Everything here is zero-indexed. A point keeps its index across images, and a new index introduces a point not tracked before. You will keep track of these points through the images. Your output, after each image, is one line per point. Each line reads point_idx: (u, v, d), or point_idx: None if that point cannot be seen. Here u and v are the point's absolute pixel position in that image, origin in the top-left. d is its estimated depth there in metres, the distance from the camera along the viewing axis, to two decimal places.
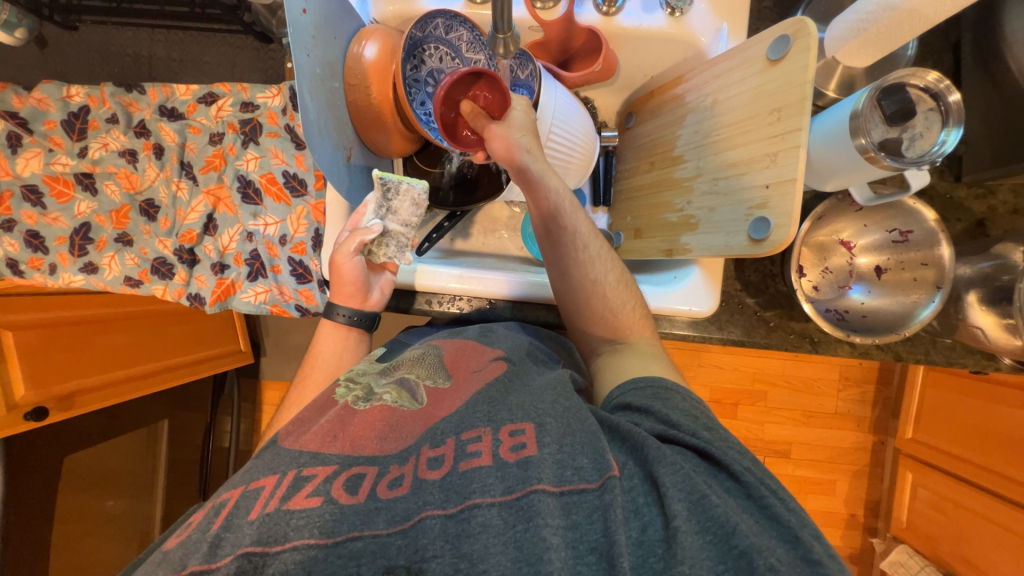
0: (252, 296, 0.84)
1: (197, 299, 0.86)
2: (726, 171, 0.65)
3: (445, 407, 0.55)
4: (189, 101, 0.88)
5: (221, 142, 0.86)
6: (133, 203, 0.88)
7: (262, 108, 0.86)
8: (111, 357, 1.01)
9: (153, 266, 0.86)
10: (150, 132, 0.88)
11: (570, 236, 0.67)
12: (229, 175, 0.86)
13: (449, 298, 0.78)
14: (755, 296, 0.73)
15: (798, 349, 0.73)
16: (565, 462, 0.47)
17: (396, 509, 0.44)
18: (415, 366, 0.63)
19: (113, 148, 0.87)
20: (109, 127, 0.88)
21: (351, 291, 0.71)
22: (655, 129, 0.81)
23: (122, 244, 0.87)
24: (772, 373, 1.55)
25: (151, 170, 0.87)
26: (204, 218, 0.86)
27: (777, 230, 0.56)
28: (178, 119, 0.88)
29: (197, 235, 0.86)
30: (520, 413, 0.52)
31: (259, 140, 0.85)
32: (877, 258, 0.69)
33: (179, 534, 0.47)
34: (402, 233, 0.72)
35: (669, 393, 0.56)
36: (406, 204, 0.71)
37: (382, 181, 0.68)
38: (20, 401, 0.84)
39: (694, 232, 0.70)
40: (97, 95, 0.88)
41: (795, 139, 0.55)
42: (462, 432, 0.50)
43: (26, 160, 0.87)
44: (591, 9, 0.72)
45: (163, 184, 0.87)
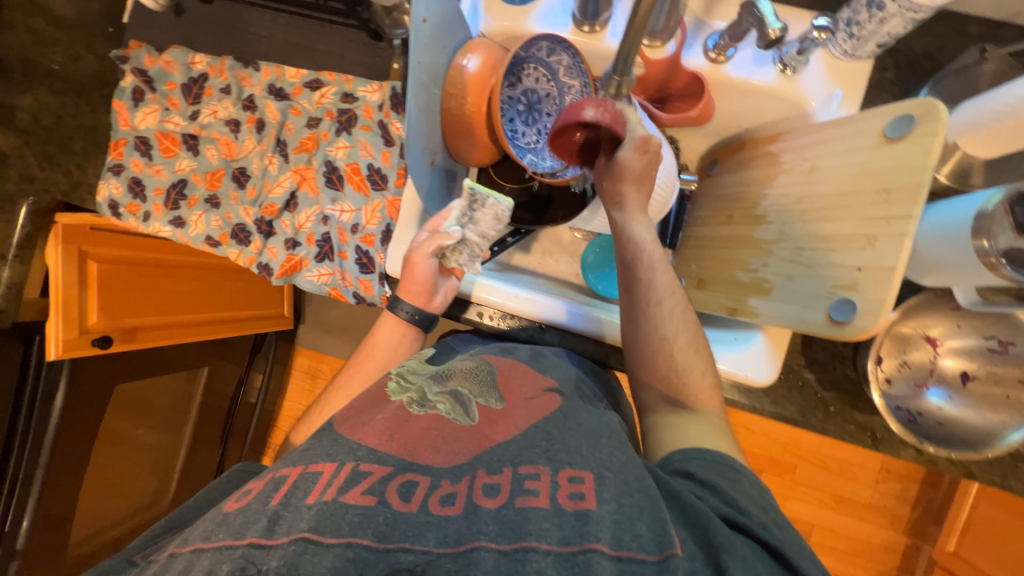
0: (316, 276, 0.79)
1: (264, 269, 0.78)
2: (815, 243, 0.62)
3: (500, 431, 0.55)
4: (295, 81, 0.81)
5: (316, 126, 0.79)
6: (226, 169, 0.80)
7: (361, 99, 0.80)
8: (173, 301, 1.16)
9: (233, 231, 0.79)
10: (255, 106, 0.81)
11: (644, 291, 0.64)
12: (317, 158, 0.79)
13: (499, 315, 0.79)
14: (818, 374, 0.68)
15: (857, 442, 0.67)
16: (624, 525, 0.45)
17: (446, 529, 0.44)
18: (468, 380, 0.64)
19: (219, 114, 0.81)
20: (221, 95, 0.83)
21: (420, 291, 0.72)
22: (739, 183, 0.78)
23: (209, 206, 0.80)
24: (806, 447, 1.46)
25: (248, 140, 0.80)
26: (286, 194, 0.80)
27: (862, 317, 0.54)
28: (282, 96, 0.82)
29: (277, 208, 0.80)
30: (578, 458, 0.52)
31: (352, 128, 0.77)
32: (966, 364, 0.63)
33: (239, 499, 0.49)
34: (478, 244, 0.72)
35: (737, 477, 0.53)
36: (487, 217, 0.71)
37: (472, 190, 0.67)
38: (92, 327, 0.96)
39: (765, 297, 0.67)
40: (210, 59, 0.81)
41: (902, 226, 0.52)
42: (520, 465, 0.50)
43: (141, 111, 0.81)
44: (700, 54, 0.70)
45: (257, 155, 0.82)
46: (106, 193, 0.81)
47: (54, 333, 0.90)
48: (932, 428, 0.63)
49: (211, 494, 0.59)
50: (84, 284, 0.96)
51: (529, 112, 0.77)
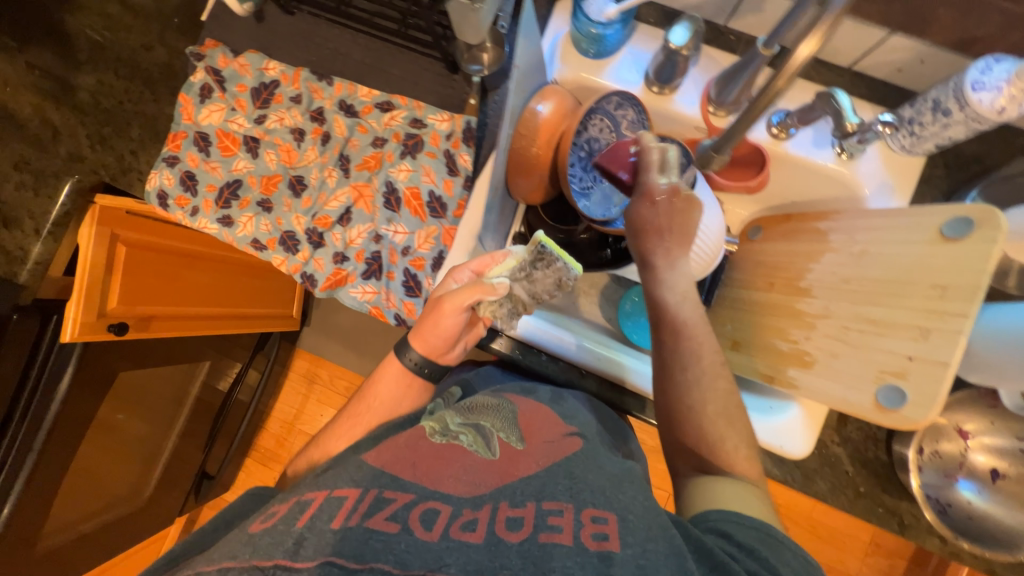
0: (360, 293, 0.75)
1: (309, 281, 0.77)
2: (862, 324, 0.63)
3: (522, 468, 0.54)
4: (366, 103, 0.77)
5: (382, 147, 0.76)
6: (284, 175, 0.79)
7: (429, 128, 0.75)
8: (192, 293, 1.14)
9: (282, 237, 0.78)
10: (324, 120, 0.77)
11: (670, 346, 0.66)
12: (379, 179, 0.76)
13: (540, 355, 0.81)
14: (850, 453, 0.69)
15: (884, 526, 0.68)
16: (647, 571, 0.42)
17: (468, 556, 0.42)
18: (491, 415, 0.64)
19: (286, 124, 0.78)
20: (291, 105, 0.78)
21: (438, 343, 0.69)
22: (782, 252, 0.80)
23: (261, 210, 0.78)
24: (799, 512, 1.46)
25: (310, 151, 0.78)
26: (342, 210, 0.77)
27: (913, 408, 0.56)
28: (352, 115, 0.77)
29: (331, 222, 0.77)
30: (602, 498, 0.50)
31: (417, 156, 0.75)
32: (997, 461, 0.65)
33: (264, 520, 0.48)
34: (522, 302, 0.69)
35: (772, 542, 0.50)
36: (545, 278, 0.67)
37: (540, 247, 0.64)
38: (110, 312, 0.94)
39: (806, 370, 0.68)
40: (285, 71, 0.79)
41: (958, 324, 0.54)
42: (543, 501, 0.49)
43: (209, 111, 0.80)
44: (762, 128, 0.73)
45: (317, 168, 0.78)
46: (156, 182, 0.80)
47: (72, 313, 0.87)
48: (962, 521, 0.65)
49: (227, 516, 0.59)
50: (111, 266, 0.94)
51: (588, 159, 0.75)
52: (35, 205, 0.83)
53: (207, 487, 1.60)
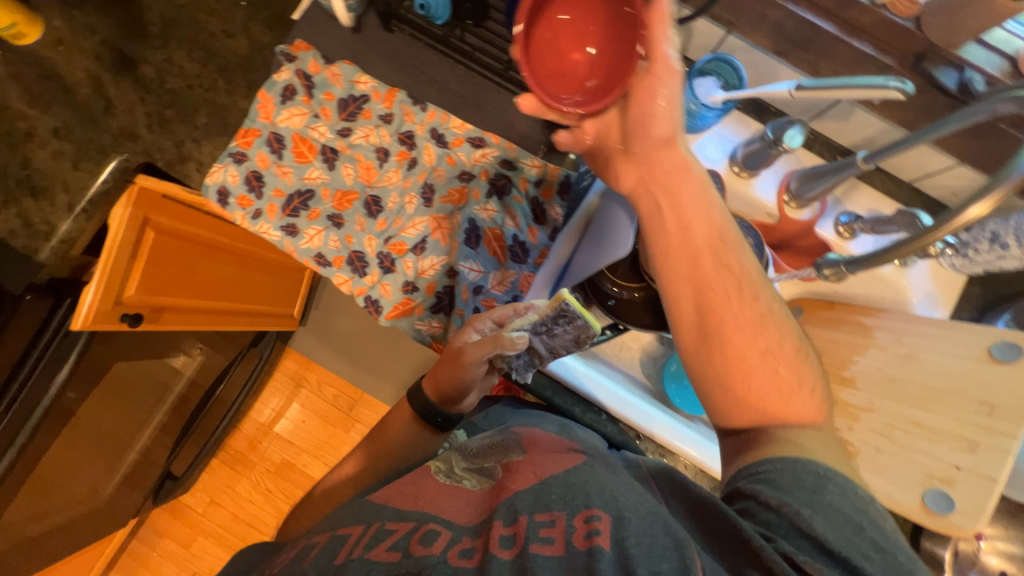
0: (426, 326, 0.76)
1: (374, 305, 0.75)
2: (909, 426, 0.68)
3: (517, 481, 0.56)
4: (457, 134, 0.76)
5: (469, 184, 0.75)
6: (360, 194, 0.76)
7: (519, 172, 0.75)
8: (208, 283, 1.07)
9: (350, 257, 0.75)
10: (414, 145, 0.76)
11: (721, 273, 0.50)
12: (462, 215, 0.75)
13: (595, 413, 0.76)
14: None
15: None
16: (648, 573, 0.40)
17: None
18: (494, 451, 0.67)
19: (372, 142, 0.76)
20: (379, 123, 0.76)
21: (449, 392, 0.68)
22: (826, 338, 0.81)
23: (331, 224, 0.75)
24: None
25: (391, 173, 0.76)
26: (418, 238, 0.75)
27: (962, 516, 0.61)
28: (442, 144, 0.76)
29: (404, 249, 0.75)
30: (599, 499, 0.48)
31: (505, 198, 0.75)
32: (1007, 564, 0.73)
33: (286, 560, 0.55)
34: (540, 356, 0.66)
35: (803, 482, 0.44)
36: (566, 334, 0.63)
37: (563, 305, 0.58)
38: (124, 300, 0.86)
39: None
40: (377, 87, 0.77)
41: (1005, 443, 0.61)
42: (536, 513, 0.49)
43: (289, 113, 0.76)
44: (830, 226, 0.78)
45: (397, 191, 0.76)
46: (218, 177, 0.74)
47: (87, 299, 0.79)
48: None
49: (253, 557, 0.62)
50: (137, 251, 0.87)
51: None
52: (72, 178, 0.76)
53: (168, 488, 1.47)
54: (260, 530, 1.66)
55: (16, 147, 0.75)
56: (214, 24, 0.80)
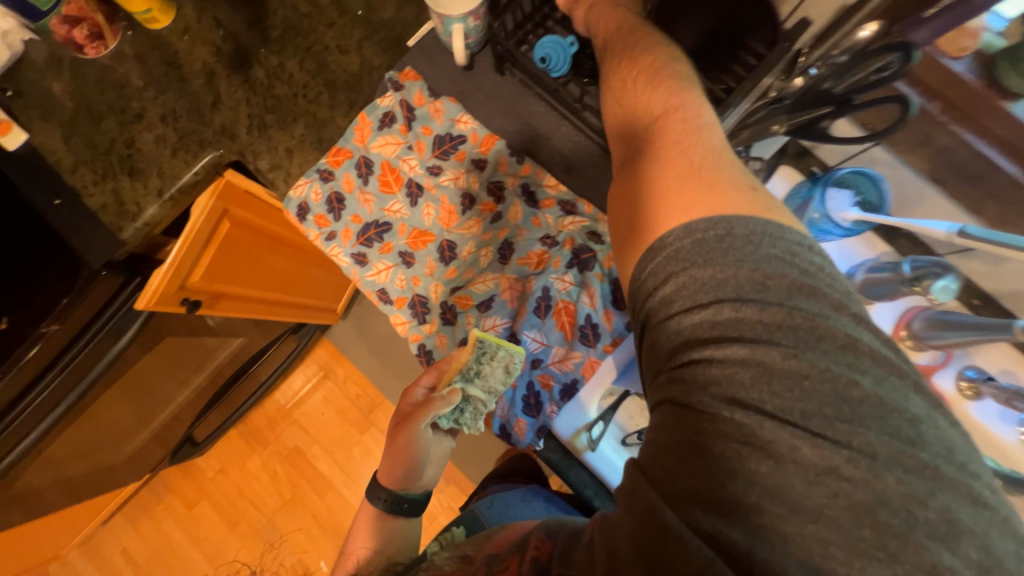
0: None
1: (425, 354, 0.72)
2: None
3: (491, 544, 0.56)
4: (548, 196, 0.72)
5: (549, 250, 0.71)
6: (437, 236, 0.73)
7: (605, 247, 0.71)
8: (266, 276, 1.08)
9: (412, 299, 0.73)
10: (501, 199, 0.73)
11: (665, 93, 0.53)
12: (535, 280, 0.71)
13: None
14: None
15: None
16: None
17: None
18: (480, 534, 0.62)
19: (459, 185, 0.73)
20: (470, 168, 0.73)
21: (402, 465, 0.65)
22: None
23: (401, 262, 0.73)
24: None
25: (471, 221, 0.73)
26: (485, 296, 0.71)
27: None
28: (529, 203, 0.72)
29: (469, 304, 0.71)
30: (551, 531, 0.50)
31: (584, 271, 0.70)
32: None
33: None
34: (482, 401, 0.63)
35: (734, 330, 0.40)
36: (496, 371, 0.63)
37: (480, 342, 0.63)
38: (188, 285, 0.88)
39: None
40: (476, 131, 0.74)
41: None
42: (496, 563, 0.51)
43: (383, 141, 0.74)
44: (950, 378, 0.68)
45: (475, 242, 0.72)
46: (302, 192, 0.74)
47: (155, 281, 0.81)
48: None
49: None
50: (209, 239, 0.88)
51: None
52: (169, 164, 0.77)
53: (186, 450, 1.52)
54: (259, 511, 1.68)
55: (126, 126, 0.78)
56: (329, 37, 0.79)
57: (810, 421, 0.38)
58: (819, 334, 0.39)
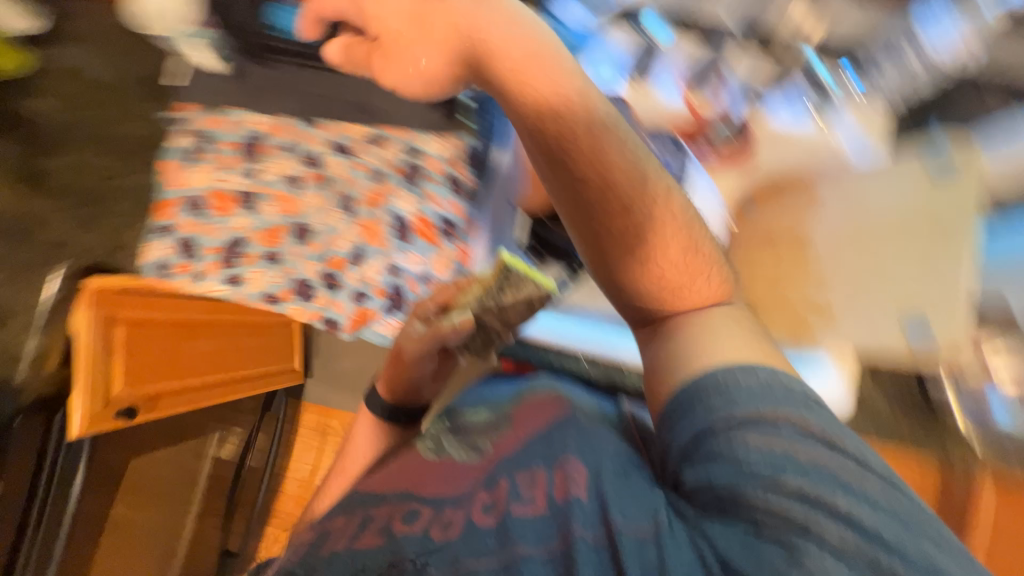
0: (389, 330, 0.77)
1: None
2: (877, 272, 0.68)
3: (504, 447, 0.63)
4: (360, 140, 0.77)
5: (382, 181, 0.76)
6: (288, 226, 0.78)
7: (428, 155, 0.75)
8: (189, 364, 1.09)
9: (296, 287, 0.77)
10: (321, 164, 0.77)
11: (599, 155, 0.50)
12: (386, 212, 0.76)
13: (576, 358, 0.79)
14: (889, 398, 0.76)
15: (930, 451, 0.74)
16: (612, 512, 0.49)
17: (445, 553, 0.50)
18: (489, 432, 0.67)
19: (281, 172, 0.77)
20: (283, 155, 0.78)
21: (404, 388, 0.74)
22: None
23: (269, 263, 0.77)
24: None
25: (307, 196, 0.78)
26: (353, 250, 0.77)
27: None
28: (348, 155, 0.77)
29: (344, 263, 0.76)
30: (581, 454, 0.57)
31: (421, 183, 0.76)
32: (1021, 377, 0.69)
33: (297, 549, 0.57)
34: (495, 328, 0.69)
35: (786, 462, 0.44)
36: (517, 301, 0.66)
37: (505, 270, 0.66)
38: (114, 396, 0.89)
39: (834, 326, 0.71)
40: (269, 121, 0.78)
41: None
42: (519, 474, 0.57)
43: (200, 172, 0.77)
44: (741, 105, 0.72)
45: (320, 211, 0.77)
46: (157, 254, 0.80)
47: (79, 404, 0.83)
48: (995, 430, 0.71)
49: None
50: (109, 348, 0.88)
51: None
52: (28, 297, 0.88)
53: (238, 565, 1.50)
54: None
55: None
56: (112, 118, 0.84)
57: (828, 533, 0.41)
58: (832, 469, 0.44)
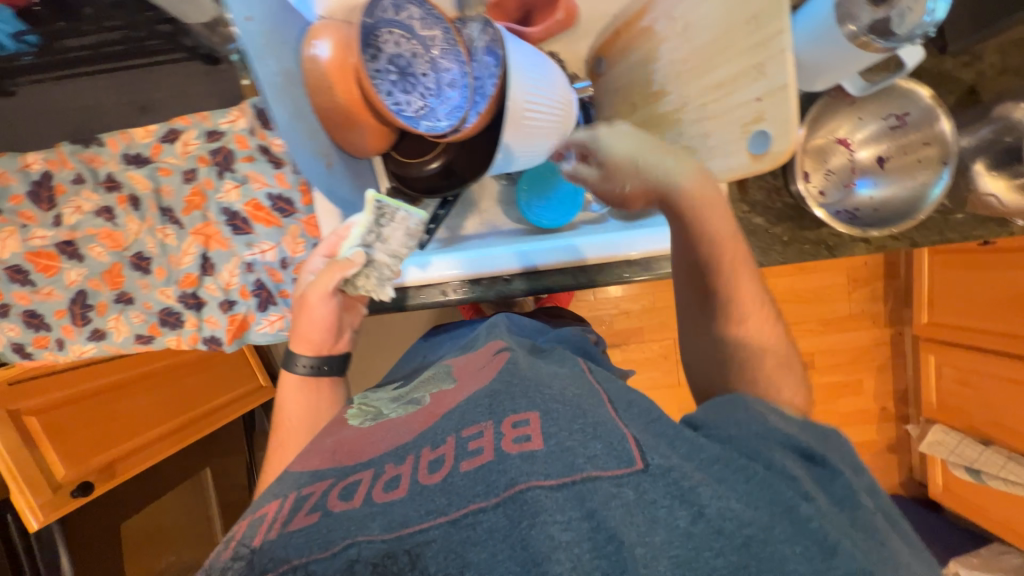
0: (268, 325, 0.72)
1: (214, 342, 0.73)
2: (715, 93, 0.64)
3: (445, 404, 0.57)
4: (151, 142, 0.69)
5: (195, 178, 0.70)
6: (124, 260, 0.71)
7: (228, 133, 0.71)
8: (133, 422, 1.08)
9: (160, 318, 0.72)
10: (120, 184, 0.70)
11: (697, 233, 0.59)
12: (212, 210, 0.71)
13: (460, 285, 0.81)
14: (763, 214, 0.72)
15: (816, 257, 0.72)
16: (576, 451, 0.44)
17: (392, 514, 0.42)
18: (426, 385, 0.68)
19: (84, 209, 0.69)
20: (77, 188, 0.69)
21: (315, 338, 0.68)
22: (629, 69, 0.79)
23: (124, 304, 0.72)
24: (783, 290, 1.70)
25: (130, 223, 0.71)
26: (199, 260, 0.72)
27: (778, 141, 0.56)
28: (143, 162, 0.70)
29: (197, 278, 0.72)
30: (523, 402, 0.50)
31: (234, 167, 0.71)
32: (877, 149, 0.68)
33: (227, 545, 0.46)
34: (389, 264, 0.69)
35: (776, 439, 0.47)
36: (398, 232, 0.69)
37: (378, 203, 0.67)
38: (62, 480, 0.91)
39: (692, 164, 0.69)
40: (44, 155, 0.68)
41: (779, 43, 0.54)
42: (463, 430, 0.49)
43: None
44: None
45: (148, 235, 0.71)
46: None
47: (26, 503, 0.85)
48: (872, 216, 0.67)
49: None
50: (31, 441, 0.88)
51: (403, 80, 0.75)
52: None
53: None
54: None
55: None
56: None
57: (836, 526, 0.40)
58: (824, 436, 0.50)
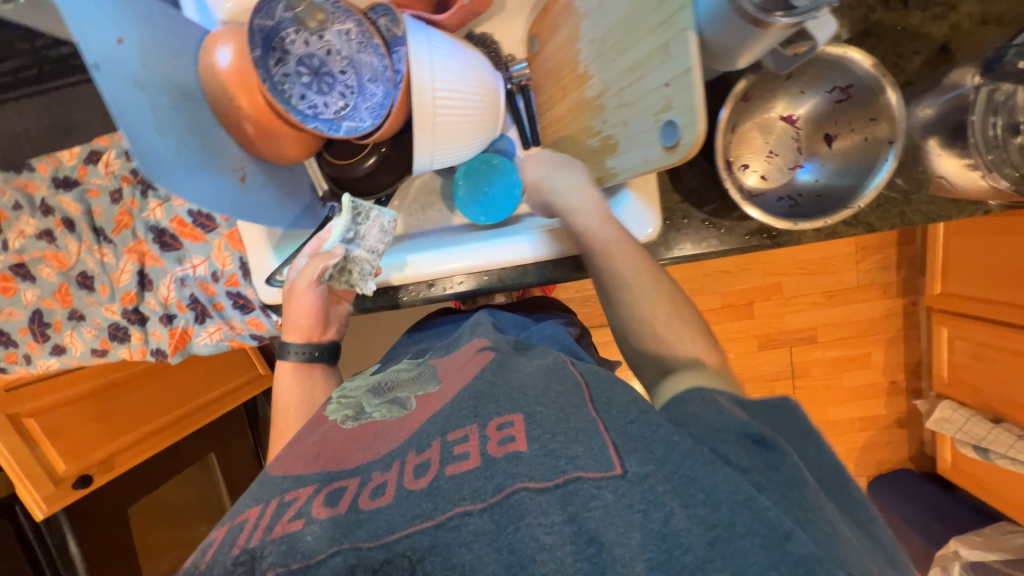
0: (208, 337, 0.76)
1: (159, 353, 0.78)
2: (628, 77, 0.58)
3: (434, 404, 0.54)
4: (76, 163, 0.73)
5: (121, 199, 0.73)
6: (70, 280, 0.75)
7: None
8: (134, 417, 1.16)
9: (111, 332, 0.78)
10: (54, 207, 0.73)
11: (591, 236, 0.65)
12: (140, 229, 0.74)
13: (438, 282, 0.80)
14: (699, 206, 0.69)
15: (760, 246, 0.69)
16: (559, 452, 0.44)
17: (378, 521, 0.42)
18: (408, 383, 0.64)
19: (28, 233, 0.73)
20: (16, 214, 0.73)
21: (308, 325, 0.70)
22: (558, 49, 0.73)
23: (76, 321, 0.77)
24: (782, 263, 1.60)
25: (71, 245, 0.74)
26: (136, 277, 0.75)
27: (686, 132, 0.51)
28: (75, 186, 0.73)
29: (136, 294, 0.76)
30: (508, 402, 0.49)
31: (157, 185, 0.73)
32: (825, 126, 0.63)
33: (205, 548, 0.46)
34: (369, 259, 0.69)
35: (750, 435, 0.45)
36: (373, 230, 0.70)
37: (352, 203, 0.68)
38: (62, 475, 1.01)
39: (616, 154, 0.64)
40: None
41: (681, 21, 0.48)
42: (448, 433, 0.48)
43: None
44: None
45: (88, 255, 0.75)
46: None
47: (29, 496, 0.95)
48: (814, 203, 0.62)
49: None
50: (31, 441, 0.97)
51: (319, 80, 0.73)
52: None
53: None
54: None
55: None
56: None
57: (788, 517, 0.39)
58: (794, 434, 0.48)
